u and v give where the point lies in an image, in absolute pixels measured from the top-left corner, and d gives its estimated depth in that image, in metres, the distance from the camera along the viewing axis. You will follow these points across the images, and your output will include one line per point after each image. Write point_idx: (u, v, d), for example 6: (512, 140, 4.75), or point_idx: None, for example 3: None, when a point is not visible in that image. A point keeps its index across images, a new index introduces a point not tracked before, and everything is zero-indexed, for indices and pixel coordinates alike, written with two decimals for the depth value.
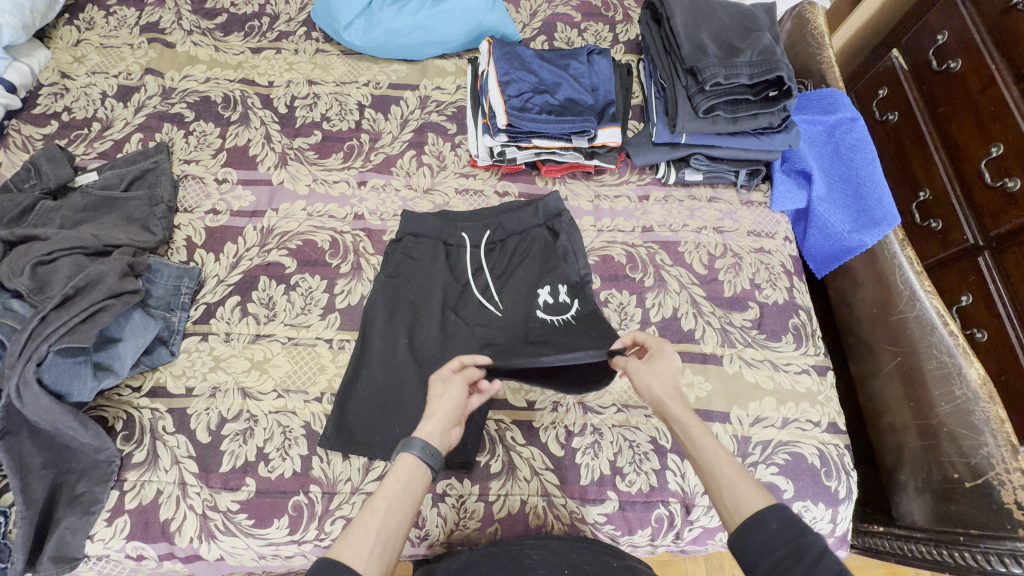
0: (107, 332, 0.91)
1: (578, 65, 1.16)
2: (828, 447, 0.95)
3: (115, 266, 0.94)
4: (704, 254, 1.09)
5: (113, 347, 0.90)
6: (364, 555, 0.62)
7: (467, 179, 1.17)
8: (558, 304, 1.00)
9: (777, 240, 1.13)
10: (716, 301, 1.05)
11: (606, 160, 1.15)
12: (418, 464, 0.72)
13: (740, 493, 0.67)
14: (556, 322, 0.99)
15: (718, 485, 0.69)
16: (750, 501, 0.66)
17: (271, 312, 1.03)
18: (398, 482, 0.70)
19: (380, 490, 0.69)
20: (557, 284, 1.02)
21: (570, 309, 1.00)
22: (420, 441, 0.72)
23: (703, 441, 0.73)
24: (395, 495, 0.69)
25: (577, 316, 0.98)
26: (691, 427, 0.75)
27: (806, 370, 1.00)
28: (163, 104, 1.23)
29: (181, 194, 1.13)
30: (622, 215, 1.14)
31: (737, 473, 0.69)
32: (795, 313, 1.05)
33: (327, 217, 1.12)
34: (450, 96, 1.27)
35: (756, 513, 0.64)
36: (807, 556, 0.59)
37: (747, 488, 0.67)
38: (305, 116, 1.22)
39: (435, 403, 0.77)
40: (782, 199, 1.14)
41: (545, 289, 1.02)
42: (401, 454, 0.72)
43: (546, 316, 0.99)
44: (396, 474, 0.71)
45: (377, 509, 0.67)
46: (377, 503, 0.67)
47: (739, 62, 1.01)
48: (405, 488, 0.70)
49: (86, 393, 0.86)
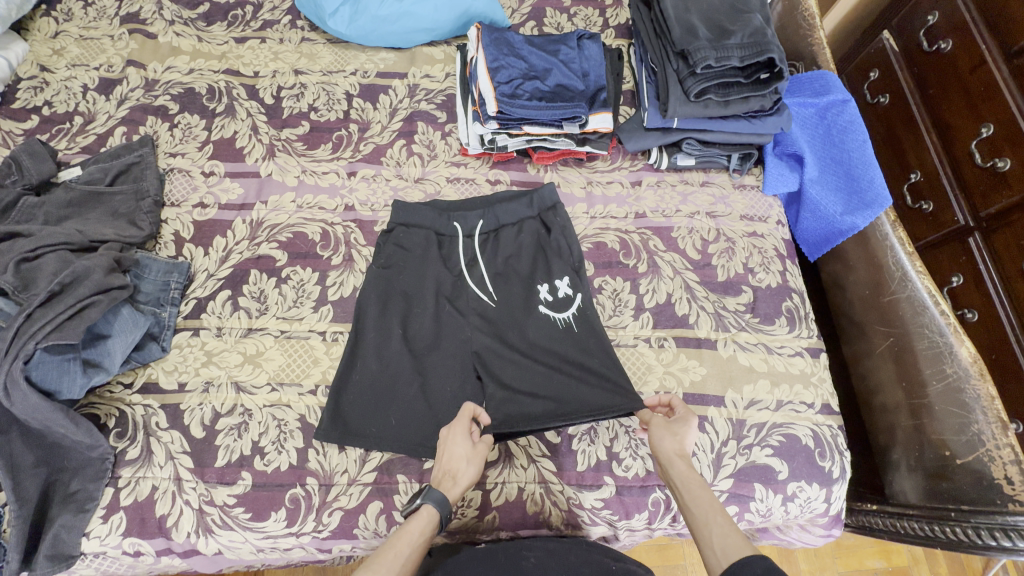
0: (95, 328, 0.90)
1: (568, 51, 1.15)
2: (822, 428, 0.96)
3: (101, 262, 0.92)
4: (697, 239, 1.09)
5: (102, 344, 0.89)
6: None
7: (458, 168, 1.16)
8: (557, 300, 1.00)
9: (770, 224, 1.12)
10: (710, 286, 1.05)
11: (598, 146, 1.14)
12: (437, 514, 0.76)
13: (726, 539, 0.70)
14: (556, 319, 0.99)
15: (707, 534, 0.72)
16: (739, 548, 0.68)
17: (263, 306, 1.02)
18: (419, 533, 0.73)
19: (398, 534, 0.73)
20: (555, 278, 1.01)
21: (569, 305, 1.00)
22: (439, 492, 0.77)
23: (697, 494, 0.76)
24: (414, 542, 0.72)
25: (576, 313, 0.99)
26: (691, 482, 0.78)
27: (799, 353, 1.01)
28: (146, 96, 1.20)
29: (167, 188, 1.11)
30: (614, 201, 1.13)
31: (728, 525, 0.72)
32: (789, 297, 1.06)
33: (317, 209, 1.11)
34: (439, 84, 1.25)
35: (741, 560, 0.66)
36: None
37: (736, 538, 0.70)
38: (292, 107, 1.20)
39: (460, 465, 0.80)
40: (774, 182, 1.14)
41: (544, 285, 1.01)
42: (422, 504, 0.76)
43: (545, 312, 0.99)
44: (418, 523, 0.74)
45: (400, 554, 0.70)
46: (396, 546, 0.71)
47: (730, 45, 1.00)
48: (422, 538, 0.73)
49: (75, 391, 0.85)
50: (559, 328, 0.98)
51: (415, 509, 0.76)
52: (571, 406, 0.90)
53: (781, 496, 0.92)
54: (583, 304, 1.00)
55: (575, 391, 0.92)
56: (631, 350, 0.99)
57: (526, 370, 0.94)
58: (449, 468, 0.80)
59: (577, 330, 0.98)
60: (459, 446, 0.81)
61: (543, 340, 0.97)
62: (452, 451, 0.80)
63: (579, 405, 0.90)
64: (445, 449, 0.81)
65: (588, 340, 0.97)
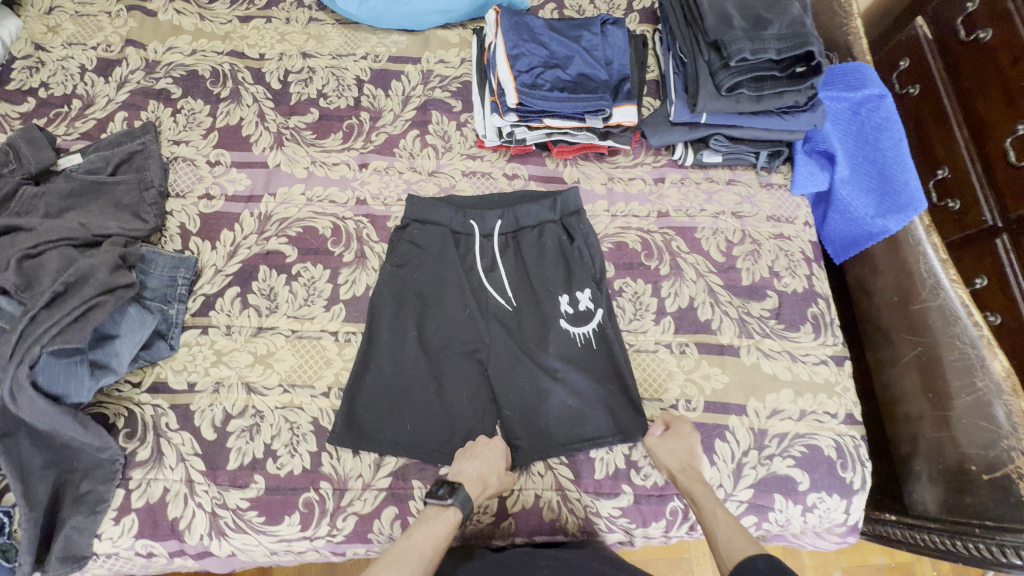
0: (101, 328, 0.85)
1: (591, 37, 1.10)
2: (845, 438, 0.94)
3: (106, 259, 0.87)
4: (721, 240, 1.05)
5: (109, 344, 0.85)
6: None
7: (474, 161, 1.11)
8: (577, 314, 0.97)
9: (797, 225, 1.08)
10: (734, 290, 1.01)
11: (621, 141, 1.08)
12: (461, 513, 0.82)
13: (731, 540, 0.77)
14: (575, 334, 0.97)
15: (715, 539, 0.79)
16: (745, 547, 0.76)
17: (273, 304, 0.99)
18: (441, 533, 0.80)
19: (423, 528, 0.80)
20: (577, 290, 0.99)
21: (589, 319, 0.97)
22: (467, 493, 0.82)
23: (708, 503, 0.83)
24: (438, 541, 0.79)
25: (596, 328, 0.97)
26: (697, 492, 0.84)
27: (824, 361, 0.98)
28: (147, 79, 1.15)
29: (171, 178, 1.07)
30: (636, 199, 1.09)
31: (732, 528, 0.79)
32: (814, 302, 1.02)
33: (328, 202, 1.07)
34: (454, 70, 1.18)
35: (747, 559, 0.73)
36: None
37: (742, 541, 0.77)
38: (300, 92, 1.15)
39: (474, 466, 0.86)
40: (803, 181, 1.09)
41: (565, 297, 0.98)
42: (450, 503, 0.81)
43: (565, 326, 0.97)
44: (442, 527, 0.80)
45: (424, 555, 0.77)
46: (423, 545, 0.78)
47: (767, 36, 0.93)
48: (444, 537, 0.80)
49: (84, 394, 0.82)
50: (579, 344, 0.96)
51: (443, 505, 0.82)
52: (586, 430, 0.92)
53: (801, 506, 0.91)
54: (604, 319, 0.97)
55: (591, 414, 0.92)
56: (652, 356, 0.97)
57: (543, 385, 0.93)
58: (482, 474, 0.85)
59: (597, 346, 0.96)
60: (493, 453, 0.88)
61: (561, 356, 0.95)
62: (489, 460, 0.87)
63: (595, 429, 0.91)
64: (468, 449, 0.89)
65: (607, 359, 0.95)
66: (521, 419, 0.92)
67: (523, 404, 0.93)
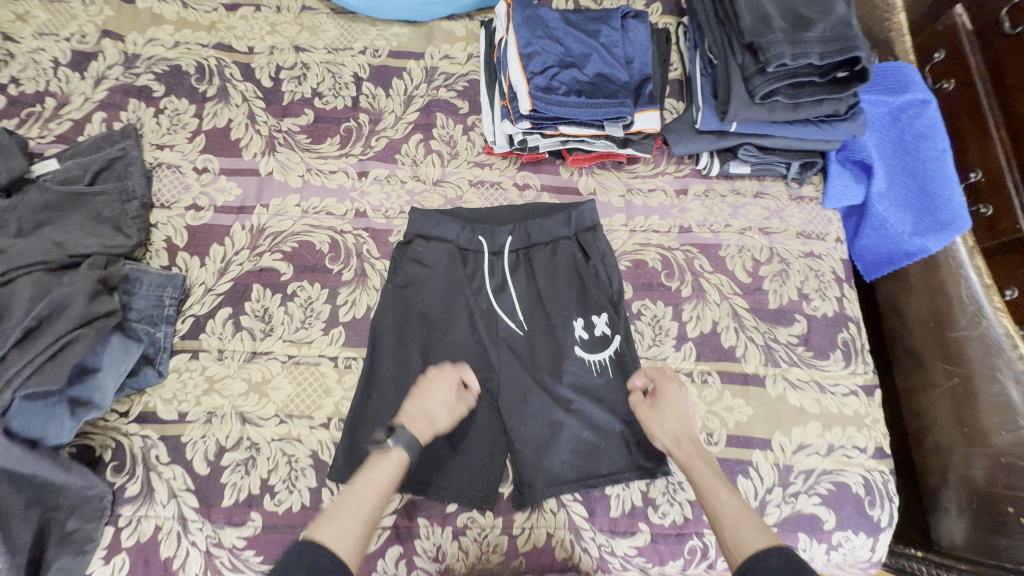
0: (82, 361, 0.79)
1: (610, 32, 1.00)
2: (873, 474, 0.89)
3: (82, 286, 0.80)
4: (747, 259, 0.98)
5: (90, 378, 0.78)
6: (347, 543, 0.68)
7: (482, 170, 1.03)
8: (593, 339, 0.91)
9: (828, 242, 1.01)
10: (760, 314, 0.95)
11: (642, 149, 1.00)
12: (407, 457, 0.77)
13: (736, 526, 0.70)
14: (591, 361, 0.91)
15: (720, 523, 0.72)
16: (750, 531, 0.69)
17: (268, 327, 0.92)
18: (386, 477, 0.75)
19: (363, 475, 0.74)
20: (593, 314, 0.92)
21: (605, 345, 0.91)
22: (409, 436, 0.78)
23: (709, 484, 0.75)
24: (381, 486, 0.74)
25: (613, 356, 0.90)
26: (695, 466, 0.78)
27: (854, 392, 0.93)
28: (127, 75, 1.05)
29: (155, 187, 0.99)
30: (657, 213, 1.01)
31: (738, 512, 0.71)
32: (845, 327, 0.96)
33: (325, 214, 0.99)
34: (460, 67, 1.09)
35: (756, 554, 0.65)
36: None
37: (750, 530, 0.69)
38: (293, 91, 1.06)
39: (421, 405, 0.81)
40: (836, 195, 1.01)
41: (579, 321, 0.92)
42: (392, 449, 0.76)
43: (580, 353, 0.90)
44: (386, 471, 0.75)
45: (366, 502, 0.72)
46: (365, 492, 0.72)
47: (809, 39, 0.84)
48: (391, 481, 0.75)
49: (64, 435, 0.76)
50: (594, 373, 0.90)
51: (385, 452, 0.76)
52: (602, 465, 0.86)
53: (825, 545, 0.86)
54: (622, 346, 0.91)
55: (606, 448, 0.87)
56: None
57: (556, 417, 0.88)
58: (425, 411, 0.81)
59: (613, 375, 0.90)
60: (440, 388, 0.83)
61: (576, 386, 0.89)
62: (434, 395, 0.82)
63: (611, 465, 0.86)
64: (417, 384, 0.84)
65: (624, 389, 0.90)
66: (533, 454, 0.86)
67: (535, 437, 0.87)
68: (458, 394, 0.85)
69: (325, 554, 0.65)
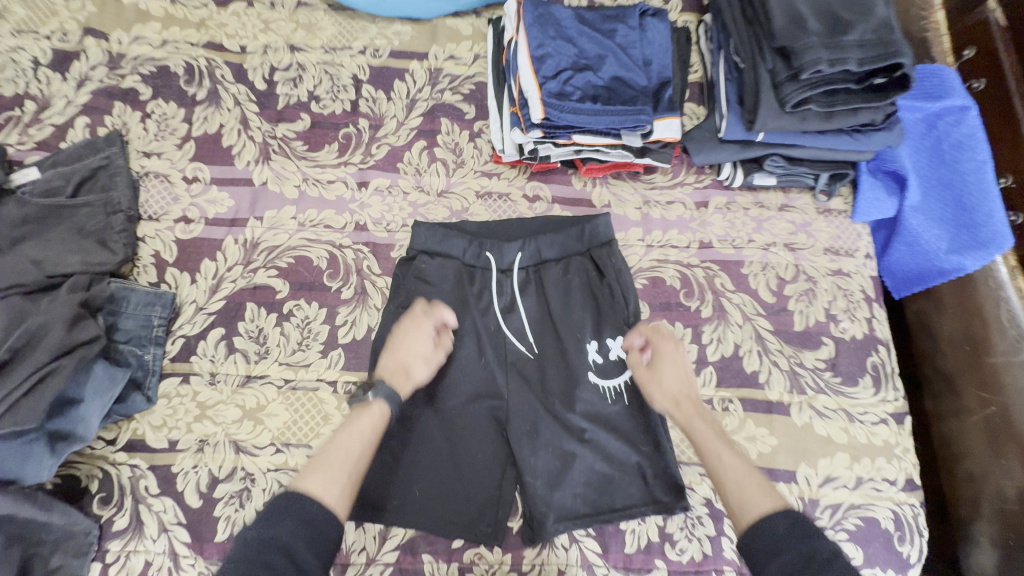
0: (62, 392, 0.74)
1: (627, 31, 0.93)
2: (904, 508, 0.84)
3: (62, 313, 0.75)
4: (772, 277, 0.92)
5: (73, 411, 0.73)
6: (335, 490, 0.67)
7: (490, 180, 0.97)
8: (607, 364, 0.85)
9: (857, 259, 0.95)
10: (785, 337, 0.90)
11: (660, 158, 0.93)
12: (389, 407, 0.76)
13: (739, 486, 0.70)
14: (604, 387, 0.85)
15: (721, 483, 0.72)
16: (752, 491, 0.69)
17: (263, 348, 0.87)
18: (369, 429, 0.74)
19: (346, 429, 0.74)
20: (607, 337, 0.87)
21: (621, 370, 0.86)
22: (390, 388, 0.77)
23: (710, 444, 0.75)
24: (365, 437, 0.73)
25: (628, 381, 0.85)
26: (695, 427, 0.77)
27: (884, 421, 0.87)
28: (111, 76, 0.99)
29: (142, 198, 0.93)
30: (675, 226, 0.95)
31: (740, 472, 0.72)
32: (875, 350, 0.90)
33: (322, 227, 0.93)
34: (466, 68, 1.02)
35: (762, 517, 0.66)
36: (815, 563, 0.59)
37: (753, 491, 0.69)
38: (289, 94, 0.99)
39: (399, 355, 0.80)
40: (867, 208, 0.95)
41: (593, 343, 0.86)
42: (373, 401, 0.76)
43: (593, 379, 0.85)
44: (368, 423, 0.75)
45: (351, 453, 0.72)
46: (348, 445, 0.72)
47: (847, 43, 0.77)
48: (375, 433, 0.75)
49: (44, 473, 0.71)
50: (608, 400, 0.85)
51: (366, 405, 0.76)
52: (616, 498, 0.82)
53: None
54: None
55: (621, 479, 0.82)
56: None
57: (568, 447, 0.83)
58: (403, 363, 0.80)
59: (628, 402, 0.85)
60: (416, 339, 0.82)
61: (589, 414, 0.84)
62: (410, 347, 0.81)
63: (626, 498, 0.81)
64: (395, 335, 0.83)
65: (640, 417, 0.84)
66: (544, 488, 0.81)
67: (546, 469, 0.82)
68: (436, 340, 0.84)
69: (311, 503, 0.65)
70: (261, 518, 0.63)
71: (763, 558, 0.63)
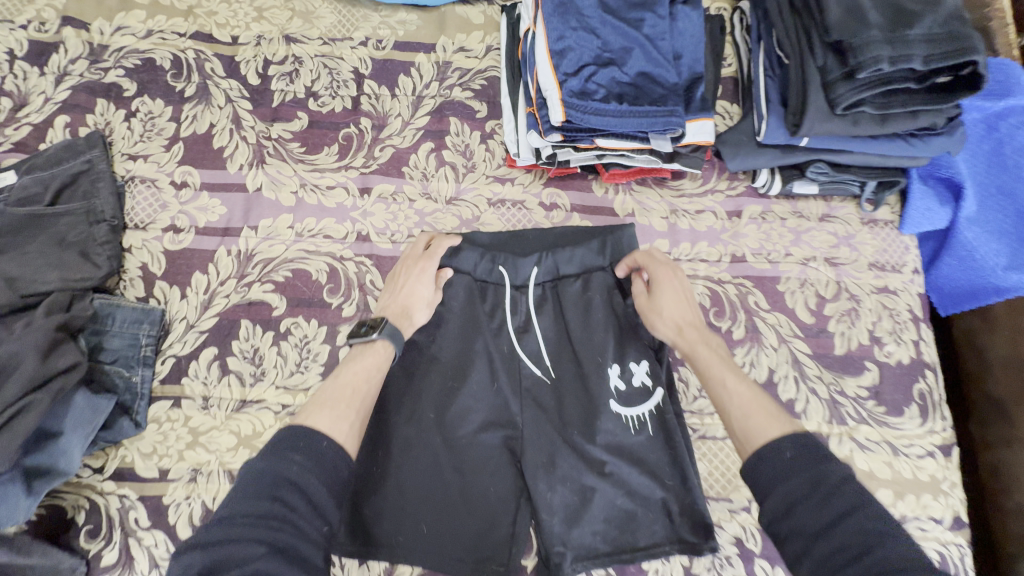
0: (41, 425, 0.70)
1: (655, 21, 0.81)
2: (950, 549, 0.76)
3: (35, 340, 0.69)
4: (811, 295, 0.85)
5: (52, 445, 0.69)
6: (344, 428, 0.65)
7: (503, 186, 0.89)
8: (631, 391, 0.78)
9: (904, 275, 0.87)
10: (824, 361, 0.82)
11: (691, 164, 0.85)
12: (393, 346, 0.74)
13: (745, 413, 0.65)
14: (627, 416, 0.78)
15: (726, 410, 0.67)
16: (758, 416, 0.64)
17: (259, 370, 0.81)
18: (373, 368, 0.72)
19: (351, 366, 0.71)
20: (631, 361, 0.80)
21: (645, 397, 0.79)
22: (393, 326, 0.75)
23: (716, 372, 0.70)
24: (371, 376, 0.72)
25: (654, 410, 0.78)
26: (700, 355, 0.72)
27: (931, 454, 0.80)
28: (92, 71, 0.91)
29: (128, 205, 0.86)
30: (705, 238, 0.87)
31: (747, 399, 0.66)
32: (922, 376, 0.83)
33: (322, 237, 0.86)
34: (477, 62, 0.94)
35: (770, 443, 0.60)
36: (820, 492, 0.55)
37: (760, 417, 0.64)
38: (284, 90, 0.91)
39: (402, 297, 0.78)
40: (917, 219, 0.87)
41: (615, 368, 0.79)
42: (377, 338, 0.73)
43: (615, 407, 0.78)
44: (373, 362, 0.73)
45: (359, 391, 0.70)
46: (354, 383, 0.70)
47: (912, 38, 0.68)
48: (379, 371, 0.72)
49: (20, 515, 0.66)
50: (631, 430, 0.77)
51: (369, 342, 0.73)
52: (639, 537, 0.75)
53: None
54: (664, 399, 0.79)
55: (644, 516, 0.76)
56: (720, 444, 0.81)
57: (588, 481, 0.77)
58: (405, 305, 0.77)
59: (653, 432, 0.78)
60: (414, 280, 0.79)
61: (610, 445, 0.77)
62: (411, 289, 0.78)
63: (650, 537, 0.75)
64: (397, 277, 0.80)
65: (666, 450, 0.77)
66: (562, 525, 0.76)
67: (563, 504, 0.76)
68: (436, 280, 0.80)
69: (320, 438, 0.62)
70: (266, 452, 0.60)
71: (770, 484, 0.58)
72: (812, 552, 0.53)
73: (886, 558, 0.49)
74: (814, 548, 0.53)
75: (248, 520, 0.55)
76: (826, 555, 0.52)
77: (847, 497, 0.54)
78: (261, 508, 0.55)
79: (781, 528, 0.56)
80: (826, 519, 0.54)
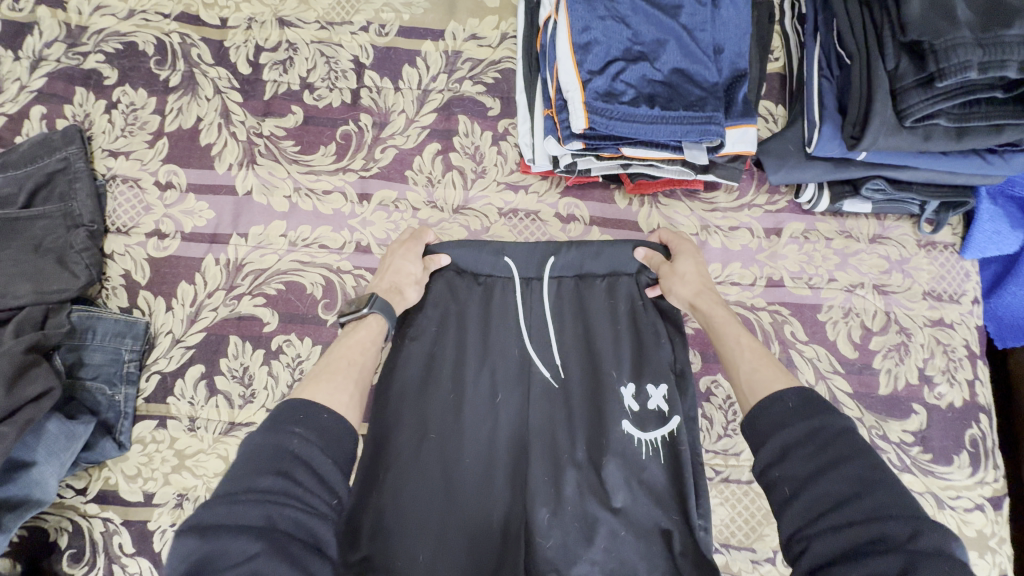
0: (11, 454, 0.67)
1: (695, 8, 0.70)
2: None
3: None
4: (855, 326, 0.76)
5: (22, 476, 0.66)
6: (343, 399, 0.58)
7: (515, 194, 0.81)
8: (642, 413, 0.67)
9: (963, 306, 0.77)
10: (867, 401, 0.74)
11: (727, 176, 0.75)
12: (386, 321, 0.68)
13: (754, 370, 0.59)
14: (641, 441, 0.67)
15: (735, 372, 0.62)
16: (768, 376, 0.58)
17: (248, 391, 0.75)
18: (369, 343, 0.66)
19: (343, 342, 0.65)
20: (647, 382, 0.69)
21: (661, 423, 0.67)
22: (384, 300, 0.68)
23: (728, 332, 0.66)
24: (370, 350, 0.65)
25: (670, 436, 0.66)
26: (716, 318, 0.68)
27: (980, 507, 0.72)
28: (70, 55, 0.83)
29: (110, 207, 0.80)
30: (739, 258, 0.78)
31: (760, 359, 0.61)
32: (976, 420, 0.74)
33: (317, 247, 0.79)
34: (491, 51, 0.84)
35: (771, 394, 0.54)
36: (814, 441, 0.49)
37: (770, 374, 0.58)
38: (277, 81, 0.83)
39: (389, 276, 0.72)
40: (982, 243, 0.77)
41: (628, 387, 0.68)
42: (369, 314, 0.66)
43: (626, 427, 0.66)
44: (367, 334, 0.66)
45: (354, 363, 0.63)
46: (349, 355, 0.63)
47: (1007, 39, 0.57)
48: (376, 346, 0.66)
49: None
50: (642, 457, 0.66)
51: (360, 318, 0.67)
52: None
53: None
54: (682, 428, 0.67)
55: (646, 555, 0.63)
56: (745, 489, 0.75)
57: (592, 511, 0.64)
58: (393, 283, 0.71)
59: (665, 462, 0.66)
60: (405, 260, 0.73)
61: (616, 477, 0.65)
62: (401, 267, 0.72)
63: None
64: (387, 259, 0.75)
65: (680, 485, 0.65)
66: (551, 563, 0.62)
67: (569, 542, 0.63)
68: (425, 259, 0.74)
69: (322, 410, 0.53)
70: (264, 427, 0.51)
71: (768, 429, 0.52)
72: (800, 497, 0.47)
73: (882, 503, 0.45)
74: (804, 491, 0.47)
75: (247, 496, 0.46)
76: (814, 499, 0.47)
77: (847, 446, 0.48)
78: (264, 483, 0.47)
79: (770, 471, 0.50)
80: (815, 466, 0.48)
